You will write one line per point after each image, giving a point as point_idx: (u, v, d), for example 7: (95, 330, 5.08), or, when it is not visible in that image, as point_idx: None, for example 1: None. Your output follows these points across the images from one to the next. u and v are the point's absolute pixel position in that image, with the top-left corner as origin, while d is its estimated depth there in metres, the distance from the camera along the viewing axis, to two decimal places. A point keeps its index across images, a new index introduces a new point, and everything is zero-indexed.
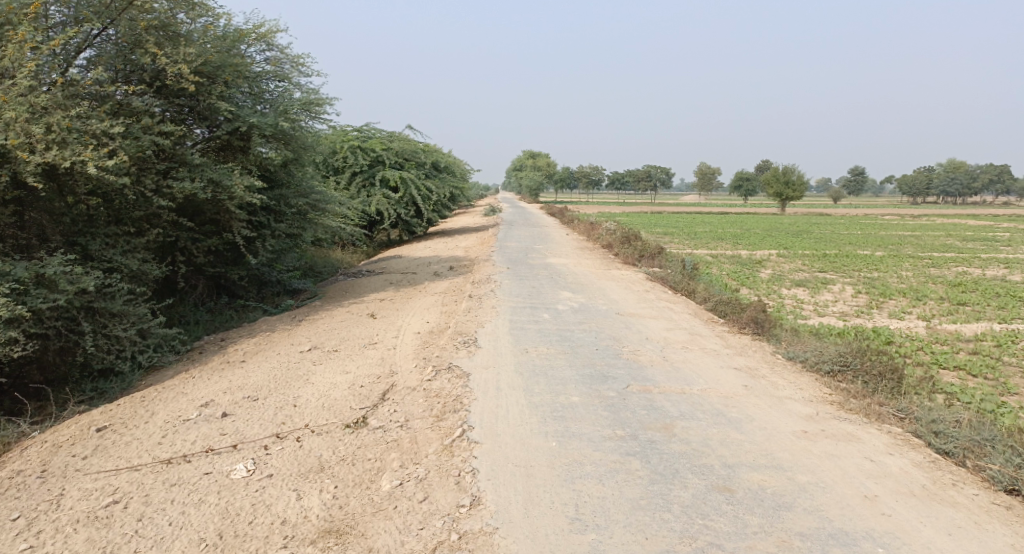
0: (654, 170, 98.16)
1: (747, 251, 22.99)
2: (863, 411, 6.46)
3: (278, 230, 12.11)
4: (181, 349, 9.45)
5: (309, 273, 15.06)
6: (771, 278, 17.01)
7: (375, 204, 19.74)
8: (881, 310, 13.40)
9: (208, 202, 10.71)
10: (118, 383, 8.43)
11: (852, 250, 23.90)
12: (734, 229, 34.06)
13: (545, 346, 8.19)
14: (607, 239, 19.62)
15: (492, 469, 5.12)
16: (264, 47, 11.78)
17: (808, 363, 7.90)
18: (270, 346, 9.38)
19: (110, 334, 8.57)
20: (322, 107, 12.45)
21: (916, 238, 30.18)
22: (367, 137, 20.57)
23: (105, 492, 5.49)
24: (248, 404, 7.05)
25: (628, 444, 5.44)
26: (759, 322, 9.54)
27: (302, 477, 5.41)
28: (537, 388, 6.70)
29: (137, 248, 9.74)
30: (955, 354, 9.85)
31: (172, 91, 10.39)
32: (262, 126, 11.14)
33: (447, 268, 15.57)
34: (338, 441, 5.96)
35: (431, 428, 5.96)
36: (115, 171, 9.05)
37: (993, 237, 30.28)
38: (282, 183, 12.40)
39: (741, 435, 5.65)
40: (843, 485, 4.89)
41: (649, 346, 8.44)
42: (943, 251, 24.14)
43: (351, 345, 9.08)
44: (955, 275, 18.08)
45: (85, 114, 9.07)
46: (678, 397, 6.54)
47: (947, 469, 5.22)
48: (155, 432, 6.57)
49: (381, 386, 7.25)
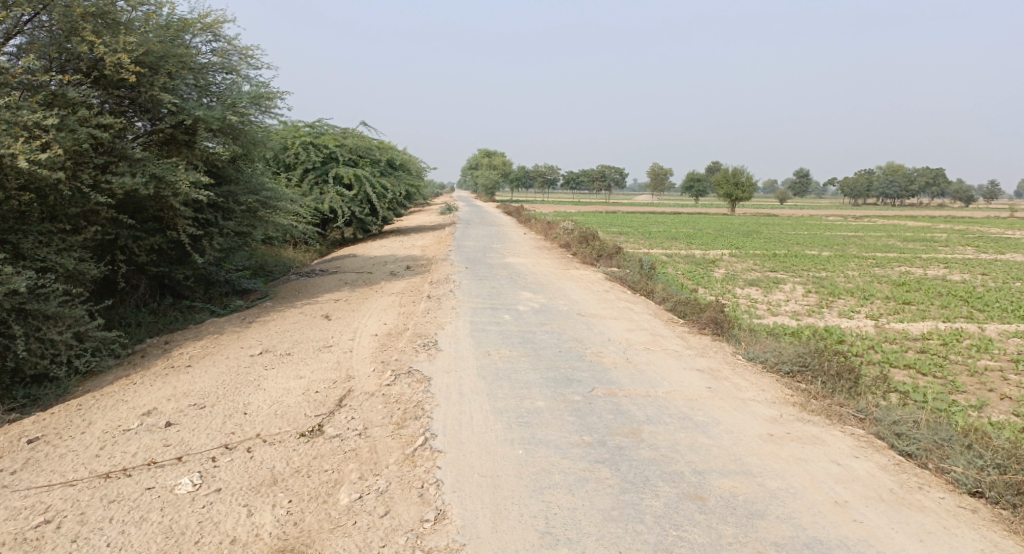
0: (608, 170, 98.80)
1: (700, 250, 23.22)
2: (825, 412, 6.46)
3: (226, 228, 11.65)
4: (122, 353, 8.99)
5: (259, 272, 14.57)
6: (725, 277, 17.18)
7: (328, 201, 19.26)
8: (832, 309, 13.61)
9: (150, 199, 10.20)
10: (53, 390, 7.97)
11: (800, 250, 24.34)
12: (686, 228, 34.40)
13: (507, 349, 8.01)
14: (564, 239, 19.53)
15: (456, 480, 4.91)
16: (210, 37, 11.30)
17: (768, 365, 7.90)
18: (219, 349, 8.97)
19: (44, 337, 8.10)
20: (272, 101, 12.02)
21: (860, 238, 30.96)
22: (320, 132, 20.06)
23: (35, 511, 5.09)
24: (195, 412, 6.68)
25: (596, 451, 5.30)
26: (718, 323, 9.53)
27: (253, 491, 5.11)
28: (500, 393, 6.51)
29: (74, 246, 9.22)
30: (905, 353, 10.02)
31: (111, 82, 9.87)
32: (209, 120, 10.68)
33: (403, 268, 15.26)
34: (292, 451, 5.67)
35: (391, 436, 5.72)
36: (48, 165, 8.55)
37: (933, 238, 31.22)
38: (230, 179, 11.94)
39: (709, 439, 5.56)
40: (813, 491, 4.84)
41: (612, 348, 8.33)
42: (887, 251, 24.84)
43: (305, 348, 8.74)
44: (899, 275, 18.57)
45: (15, 105, 8.60)
46: (643, 401, 6.43)
47: (912, 472, 5.22)
48: (92, 443, 6.15)
49: (337, 392, 6.96)
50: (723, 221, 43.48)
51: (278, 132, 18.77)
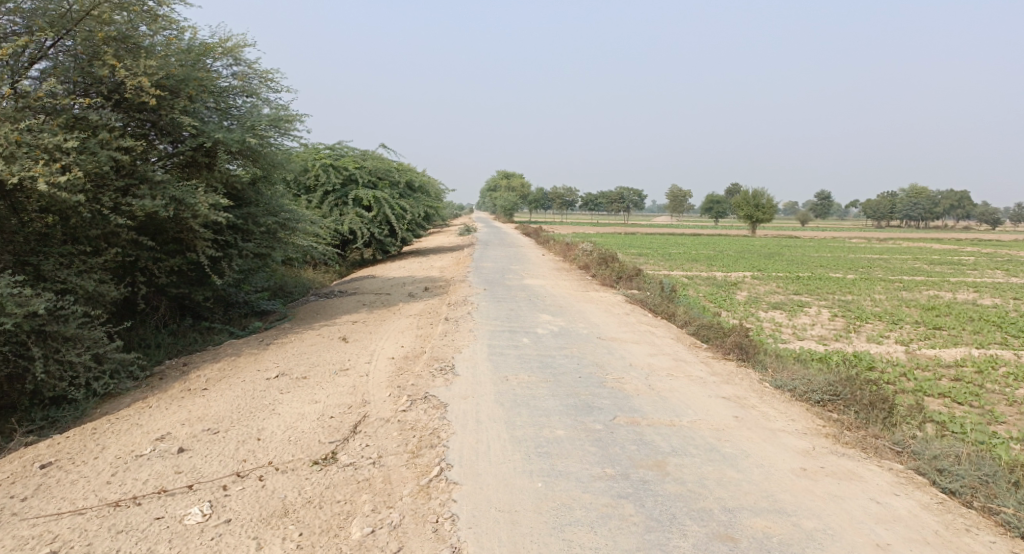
0: (626, 192, 98.66)
1: (722, 273, 22.88)
2: (860, 444, 6.16)
3: (244, 250, 11.59)
4: (140, 375, 8.88)
5: (279, 293, 14.51)
6: (748, 300, 16.86)
7: (347, 222, 19.24)
8: (859, 334, 13.24)
9: (170, 220, 10.16)
10: (71, 412, 7.88)
11: (824, 273, 23.88)
12: (706, 250, 34.01)
13: (525, 374, 7.79)
14: (583, 261, 19.31)
15: (473, 515, 4.70)
16: (231, 61, 11.34)
17: (797, 393, 7.60)
18: (235, 372, 8.85)
19: (63, 359, 8.03)
20: (292, 124, 11.99)
21: (885, 261, 30.37)
22: (340, 155, 20.15)
23: (41, 542, 4.95)
24: (207, 438, 6.54)
25: (619, 484, 5.06)
26: (743, 348, 9.25)
27: (263, 524, 4.93)
28: (519, 420, 6.30)
29: (94, 267, 9.20)
30: (938, 381, 9.65)
31: (132, 105, 9.90)
32: (228, 142, 10.66)
33: (421, 290, 15.13)
34: (304, 480, 5.50)
35: (406, 465, 5.52)
36: (68, 188, 8.55)
37: (961, 261, 30.56)
38: (250, 201, 11.91)
39: (738, 473, 5.31)
40: (852, 533, 4.58)
41: (634, 373, 8.09)
42: (913, 274, 24.34)
43: (321, 372, 8.59)
44: (927, 298, 18.12)
45: (37, 128, 8.63)
46: (668, 431, 6.18)
47: (957, 511, 4.93)
48: (104, 469, 6.02)
49: (352, 418, 6.79)
50: (744, 242, 42.98)
51: (299, 154, 18.86)
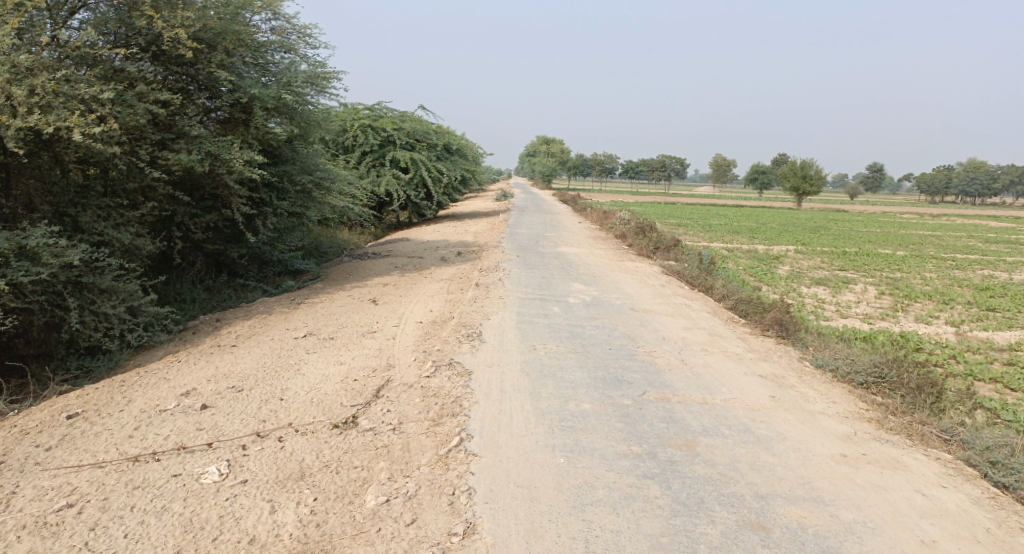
0: (668, 160, 96.80)
1: (764, 246, 22.22)
2: (905, 431, 5.82)
3: (279, 209, 11.49)
4: (173, 329, 8.87)
5: (313, 253, 14.45)
6: (790, 275, 16.33)
7: (384, 184, 19.06)
8: (907, 313, 12.68)
9: (206, 176, 10.06)
10: (105, 362, 7.93)
11: (871, 249, 22.98)
12: (749, 222, 33.10)
13: (554, 344, 7.57)
14: (621, 230, 18.90)
15: (490, 489, 4.53)
16: (270, 15, 11.12)
17: (839, 374, 7.24)
18: (265, 330, 8.81)
19: (97, 310, 8.05)
20: (328, 82, 11.74)
21: (937, 238, 29.21)
22: (379, 116, 19.95)
23: (60, 494, 4.93)
24: (231, 395, 6.47)
25: (645, 464, 4.82)
26: (783, 325, 8.87)
27: (279, 486, 4.83)
28: (545, 392, 6.09)
29: (131, 221, 9.18)
30: (990, 365, 9.17)
31: (171, 58, 9.74)
32: (265, 98, 10.48)
33: (455, 254, 14.95)
34: (323, 443, 5.38)
35: (426, 433, 5.37)
36: (104, 139, 8.49)
37: (1017, 240, 29.13)
38: (286, 159, 11.74)
39: (774, 457, 5.02)
40: (895, 526, 4.28)
41: (667, 347, 7.81)
42: (967, 252, 23.34)
43: (349, 333, 8.48)
44: (981, 278, 17.35)
45: (74, 78, 8.53)
46: (700, 409, 5.91)
47: (1012, 508, 4.58)
48: (127, 423, 6.00)
49: (376, 381, 6.65)
50: (787, 215, 41.76)
51: (338, 114, 18.70)
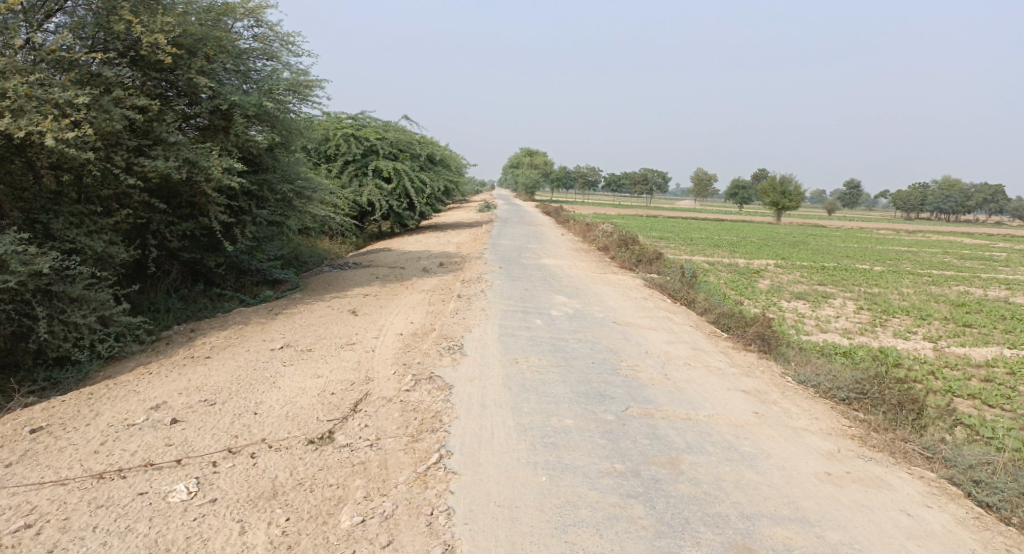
0: (650, 174, 97.46)
1: (745, 260, 22.31)
2: (888, 448, 5.78)
3: (259, 217, 11.29)
4: (146, 339, 8.64)
5: (293, 263, 14.24)
6: (771, 289, 16.39)
7: (366, 194, 18.90)
8: (886, 328, 12.75)
9: (183, 183, 9.84)
10: (74, 374, 7.69)
11: (850, 264, 23.18)
12: (730, 236, 33.27)
13: (537, 357, 7.46)
14: (603, 242, 18.88)
15: (469, 509, 4.40)
16: (252, 23, 10.98)
17: (821, 390, 7.20)
18: (240, 341, 8.62)
19: (67, 320, 7.83)
20: (311, 90, 11.59)
21: (914, 254, 29.54)
22: (362, 126, 19.84)
23: (19, 513, 4.73)
24: (203, 409, 6.28)
25: (628, 482, 4.73)
26: (765, 339, 8.84)
27: (250, 505, 4.66)
28: (527, 407, 5.98)
29: (104, 228, 8.96)
30: (968, 381, 9.20)
31: (149, 64, 9.55)
32: (245, 105, 10.32)
33: (437, 265, 14.83)
34: (297, 460, 5.22)
35: (404, 450, 5.23)
36: (78, 145, 8.31)
37: (992, 258, 29.52)
38: (266, 167, 11.55)
39: (758, 475, 4.95)
40: (881, 548, 4.22)
41: (650, 361, 7.75)
42: (943, 269, 23.62)
43: (327, 345, 8.32)
44: (957, 294, 17.52)
45: (48, 83, 8.35)
46: (683, 425, 5.83)
47: (996, 529, 4.55)
48: (94, 438, 5.79)
49: (354, 395, 6.50)
50: (768, 230, 42.05)
51: (320, 122, 18.55)
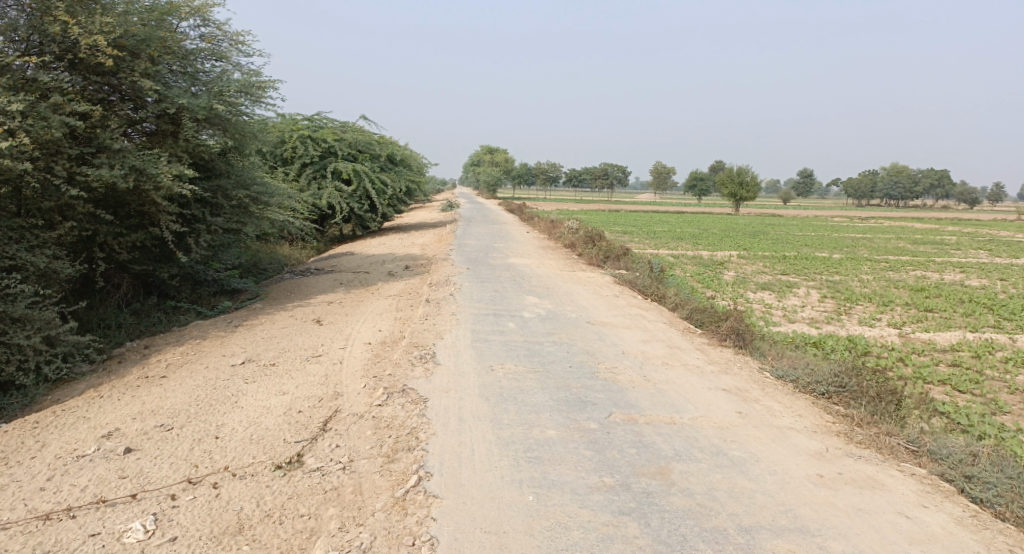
0: (609, 168, 97.81)
1: (708, 252, 22.31)
2: (874, 444, 5.65)
3: (213, 225, 10.78)
4: (97, 359, 8.13)
5: (251, 271, 13.71)
6: (736, 280, 16.37)
7: (326, 197, 18.37)
8: (851, 316, 12.78)
9: (130, 193, 9.32)
10: (19, 398, 7.17)
11: (810, 253, 23.39)
12: (691, 228, 33.41)
13: (512, 364, 7.19)
14: (569, 239, 18.66)
15: (454, 538, 4.12)
16: (199, 22, 10.47)
17: (801, 384, 7.07)
18: (198, 357, 8.17)
19: (9, 342, 7.30)
20: (264, 91, 11.11)
21: (870, 240, 30.01)
22: (319, 127, 19.29)
23: None
24: (159, 436, 5.87)
25: (619, 498, 4.50)
26: (739, 334, 8.70)
27: (214, 545, 4.33)
28: (506, 418, 5.71)
29: (47, 243, 8.42)
30: (936, 367, 9.20)
31: (90, 67, 8.99)
32: (194, 108, 9.78)
33: (402, 268, 14.43)
34: (264, 488, 4.88)
35: (380, 472, 4.93)
36: (11, 155, 7.80)
37: (943, 241, 30.16)
38: (219, 173, 11.05)
39: (750, 482, 4.78)
40: None
41: (627, 362, 7.54)
42: (898, 254, 24.01)
43: (291, 358, 7.92)
44: (915, 279, 17.75)
45: None
46: (669, 430, 5.63)
47: (995, 527, 4.45)
48: (39, 473, 5.34)
49: (322, 413, 6.15)
50: (727, 221, 42.41)
51: (275, 125, 17.98)
